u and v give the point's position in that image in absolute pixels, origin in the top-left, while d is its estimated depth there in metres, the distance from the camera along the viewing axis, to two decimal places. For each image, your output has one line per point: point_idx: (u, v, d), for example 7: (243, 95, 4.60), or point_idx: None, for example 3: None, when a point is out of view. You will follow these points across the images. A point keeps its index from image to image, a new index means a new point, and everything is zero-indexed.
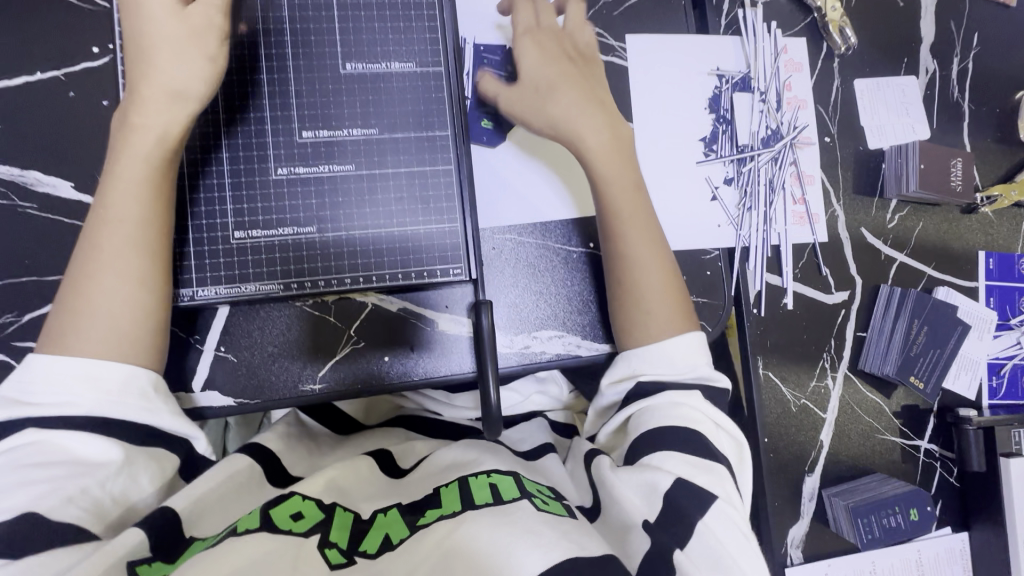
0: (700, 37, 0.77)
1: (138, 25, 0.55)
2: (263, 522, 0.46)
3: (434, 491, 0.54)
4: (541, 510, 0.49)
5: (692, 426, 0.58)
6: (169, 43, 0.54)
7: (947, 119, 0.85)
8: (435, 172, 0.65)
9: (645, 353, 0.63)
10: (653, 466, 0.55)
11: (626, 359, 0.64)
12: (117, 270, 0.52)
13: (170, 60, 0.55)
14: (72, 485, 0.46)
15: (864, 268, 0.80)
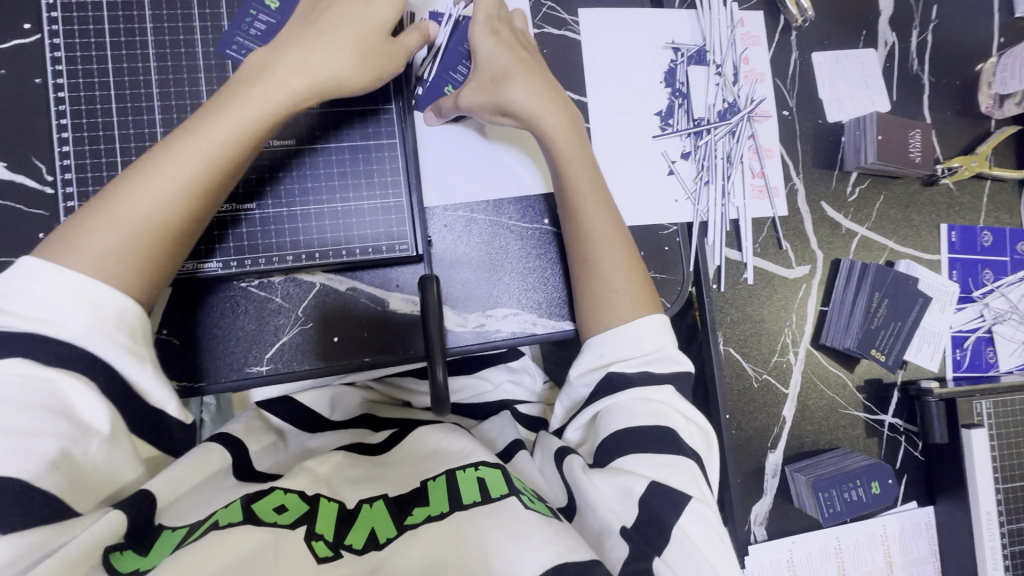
0: (655, 10, 0.76)
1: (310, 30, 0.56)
2: (246, 516, 0.46)
3: (422, 483, 0.54)
4: (530, 508, 0.49)
5: (664, 424, 0.56)
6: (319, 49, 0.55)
7: (907, 91, 0.85)
8: (379, 147, 0.65)
9: (608, 335, 0.62)
10: (627, 470, 0.53)
11: (593, 347, 0.62)
12: (169, 232, 0.51)
13: (318, 64, 0.55)
14: (55, 446, 0.43)
15: (825, 243, 0.80)
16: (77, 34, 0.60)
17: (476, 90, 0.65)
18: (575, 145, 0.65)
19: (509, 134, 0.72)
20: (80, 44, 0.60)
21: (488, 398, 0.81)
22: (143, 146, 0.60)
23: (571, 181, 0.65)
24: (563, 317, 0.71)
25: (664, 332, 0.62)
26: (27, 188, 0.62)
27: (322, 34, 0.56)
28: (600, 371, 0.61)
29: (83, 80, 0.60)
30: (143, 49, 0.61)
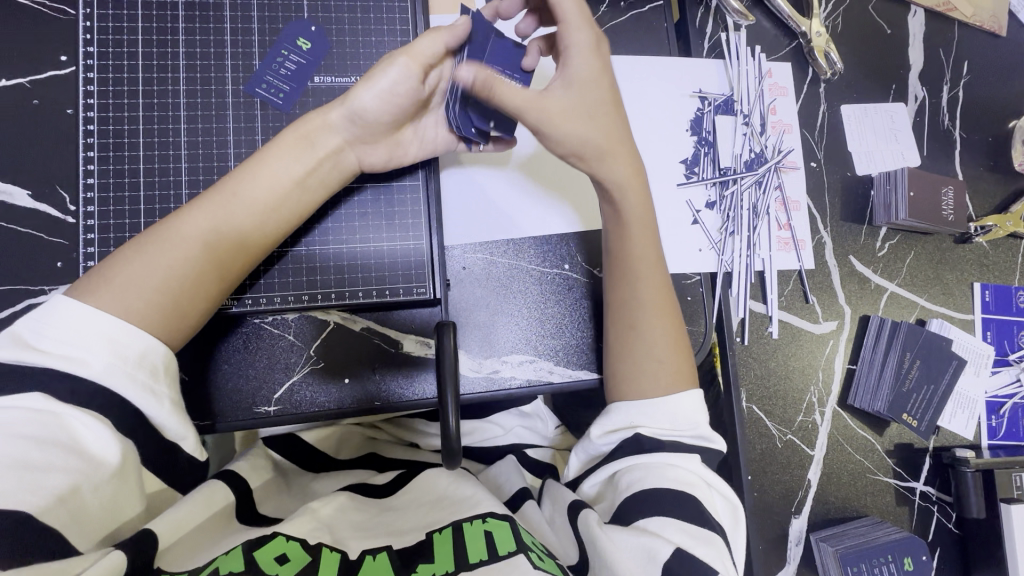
0: (682, 59, 0.76)
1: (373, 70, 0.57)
2: (247, 566, 0.43)
3: (427, 535, 0.50)
4: (538, 568, 0.45)
5: (684, 489, 0.53)
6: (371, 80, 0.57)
7: (938, 146, 0.83)
8: (402, 189, 0.66)
9: (641, 401, 0.59)
10: (651, 531, 0.49)
11: (623, 408, 0.60)
12: (189, 247, 0.52)
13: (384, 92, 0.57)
14: (65, 482, 0.41)
15: (853, 298, 0.77)
16: (110, 68, 0.60)
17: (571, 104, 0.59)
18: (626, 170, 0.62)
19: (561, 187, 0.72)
20: (113, 78, 0.60)
21: (498, 442, 0.77)
22: (168, 181, 0.60)
23: (624, 229, 0.64)
24: (582, 366, 0.69)
25: (701, 410, 0.60)
26: (49, 217, 0.62)
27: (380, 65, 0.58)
28: (626, 430, 0.59)
29: (112, 114, 0.60)
30: (173, 84, 0.61)
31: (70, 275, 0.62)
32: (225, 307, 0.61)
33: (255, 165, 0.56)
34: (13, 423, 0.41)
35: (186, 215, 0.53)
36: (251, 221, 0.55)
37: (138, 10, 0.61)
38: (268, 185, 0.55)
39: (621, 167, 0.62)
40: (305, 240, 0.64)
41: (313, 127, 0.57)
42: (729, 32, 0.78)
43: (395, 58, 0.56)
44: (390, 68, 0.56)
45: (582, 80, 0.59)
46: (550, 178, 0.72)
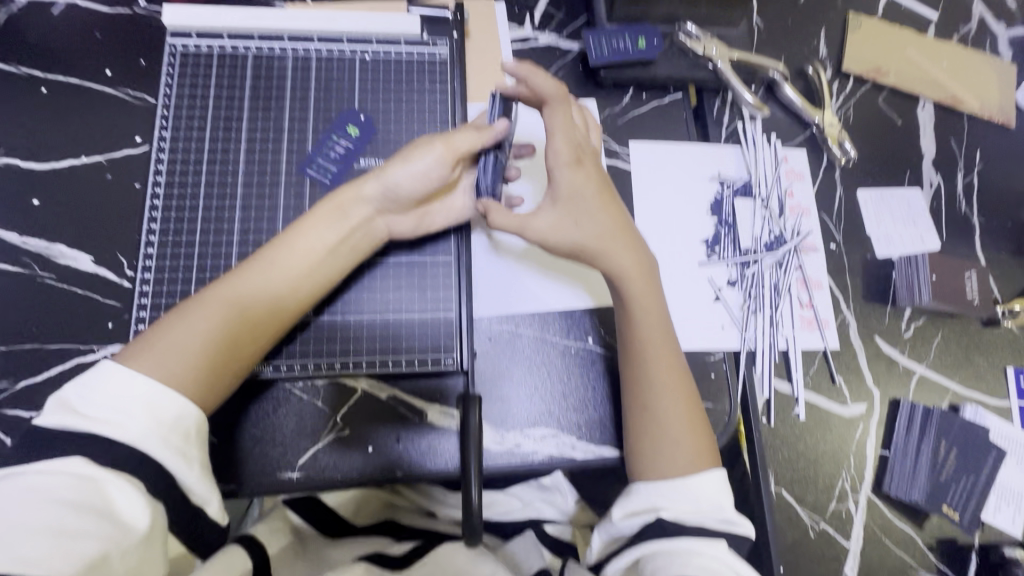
0: (701, 146, 0.81)
1: (406, 152, 0.64)
2: None
3: None
4: None
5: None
6: (405, 161, 0.63)
7: (957, 231, 0.84)
8: (434, 262, 0.70)
9: (661, 482, 0.59)
10: None
11: (643, 490, 0.59)
12: (228, 312, 0.55)
13: (417, 172, 0.63)
14: (95, 549, 0.42)
15: (881, 379, 0.76)
16: (179, 149, 0.67)
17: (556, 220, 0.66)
18: (628, 262, 0.65)
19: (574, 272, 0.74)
20: (180, 158, 0.67)
21: (517, 516, 0.77)
22: (220, 251, 0.64)
23: (633, 315, 0.65)
24: (605, 442, 0.68)
25: (726, 492, 0.59)
26: (106, 280, 0.67)
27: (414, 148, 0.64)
28: (648, 514, 0.57)
29: (176, 189, 0.66)
30: (233, 165, 0.67)
31: (119, 335, 0.66)
32: (259, 372, 0.64)
33: (291, 236, 0.60)
34: (54, 489, 0.43)
35: (226, 282, 0.57)
36: (286, 286, 0.59)
37: (209, 100, 0.69)
38: (303, 252, 0.59)
39: (622, 259, 0.65)
40: (336, 308, 0.67)
41: (346, 200, 0.62)
42: (745, 122, 0.83)
43: (432, 145, 0.64)
44: (425, 155, 0.63)
45: (566, 195, 0.66)
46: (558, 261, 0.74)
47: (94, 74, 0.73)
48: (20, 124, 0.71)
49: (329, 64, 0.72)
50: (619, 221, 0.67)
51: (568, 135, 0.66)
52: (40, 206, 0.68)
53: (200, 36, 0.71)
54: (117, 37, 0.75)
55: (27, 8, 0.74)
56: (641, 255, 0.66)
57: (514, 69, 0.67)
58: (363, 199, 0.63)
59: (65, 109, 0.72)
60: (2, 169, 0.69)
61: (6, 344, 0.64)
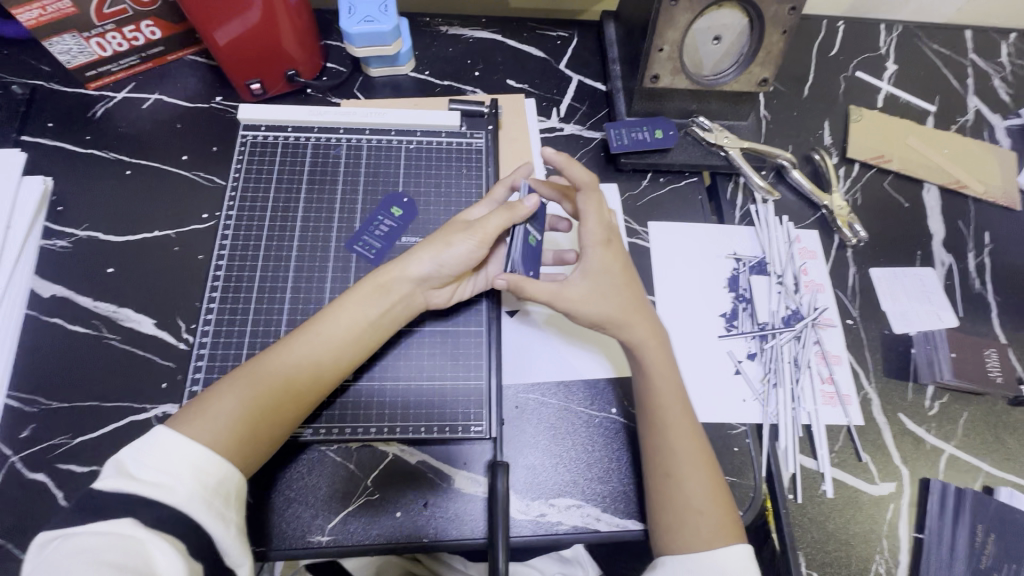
0: (716, 226, 0.86)
1: (446, 237, 0.68)
2: None
3: None
4: None
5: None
6: (445, 245, 0.67)
7: (973, 308, 0.86)
8: (466, 332, 0.74)
9: (685, 555, 0.59)
10: None
11: (668, 563, 0.60)
12: (275, 379, 0.60)
13: (456, 257, 0.67)
14: None
15: (909, 458, 0.76)
16: (242, 227, 0.75)
17: (588, 289, 0.69)
18: (646, 333, 0.69)
19: (583, 334, 0.78)
20: (242, 234, 0.74)
21: None
22: (271, 318, 0.70)
23: (651, 383, 0.67)
24: (629, 515, 0.68)
25: (751, 571, 0.59)
26: (165, 343, 0.73)
27: (455, 232, 0.68)
28: None
29: (236, 261, 0.73)
30: (289, 241, 0.74)
31: (172, 395, 0.70)
32: (297, 435, 0.67)
33: (337, 309, 0.65)
34: (103, 549, 0.45)
35: (275, 353, 0.61)
36: (331, 356, 0.63)
37: (271, 184, 0.77)
38: (346, 324, 0.64)
39: (640, 331, 0.69)
40: (373, 375, 0.71)
41: (388, 278, 0.66)
42: (758, 204, 0.89)
43: (469, 234, 0.67)
44: (467, 240, 0.67)
45: (595, 271, 0.70)
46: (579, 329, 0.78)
47: (172, 159, 0.83)
48: (106, 202, 0.80)
49: (378, 152, 0.81)
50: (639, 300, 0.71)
51: (601, 217, 0.71)
52: (114, 274, 0.76)
53: (267, 129, 0.81)
54: (196, 128, 0.85)
55: (123, 105, 0.86)
56: (653, 326, 0.70)
57: (552, 156, 0.70)
58: (398, 279, 0.66)
59: (145, 189, 0.81)
60: (85, 241, 0.77)
61: (69, 401, 0.69)
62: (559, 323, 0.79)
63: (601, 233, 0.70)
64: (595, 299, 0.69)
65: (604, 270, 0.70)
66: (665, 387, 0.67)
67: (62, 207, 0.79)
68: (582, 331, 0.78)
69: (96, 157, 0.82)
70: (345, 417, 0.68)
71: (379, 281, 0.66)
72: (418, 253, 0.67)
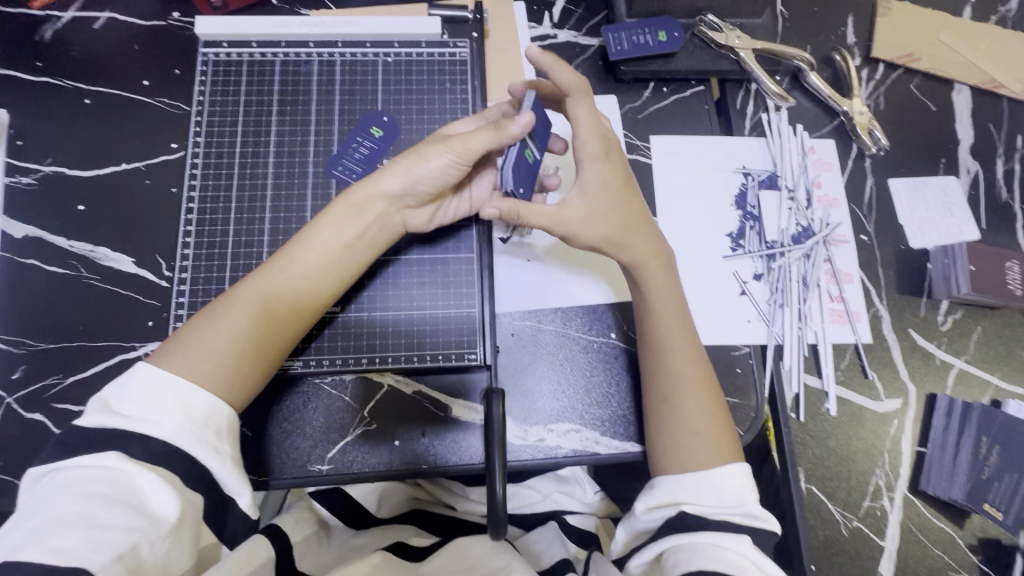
0: (725, 138, 0.80)
1: (419, 152, 0.62)
2: None
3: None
4: None
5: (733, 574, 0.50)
6: (421, 160, 0.62)
7: (997, 219, 0.81)
8: (457, 259, 0.71)
9: (681, 474, 0.58)
10: None
11: (664, 483, 0.59)
12: (254, 311, 0.57)
13: (434, 169, 0.62)
14: (126, 541, 0.43)
15: (917, 375, 0.74)
16: (213, 155, 0.70)
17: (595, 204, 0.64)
18: (645, 251, 0.65)
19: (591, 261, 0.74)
20: (213, 163, 0.69)
21: (536, 509, 0.77)
22: (251, 251, 0.67)
23: (649, 306, 0.65)
24: (627, 437, 0.68)
25: (749, 485, 0.58)
26: (146, 280, 0.70)
27: (432, 146, 0.62)
28: (669, 507, 0.57)
29: (209, 192, 0.68)
30: (263, 168, 0.70)
31: (159, 333, 0.69)
32: (288, 368, 0.66)
33: (311, 233, 0.61)
34: (87, 481, 0.45)
35: (252, 282, 0.59)
36: (310, 284, 0.60)
37: (240, 106, 0.71)
38: (322, 250, 0.60)
39: (637, 249, 0.65)
40: (357, 301, 0.68)
41: (362, 197, 0.62)
42: (770, 112, 0.81)
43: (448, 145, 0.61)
44: (443, 153, 0.61)
45: (595, 187, 0.65)
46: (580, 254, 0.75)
47: (132, 84, 0.77)
48: (67, 134, 0.75)
49: (353, 67, 0.74)
50: (641, 216, 0.67)
51: (595, 126, 0.65)
52: (85, 211, 0.72)
53: (230, 45, 0.74)
54: (153, 49, 0.78)
55: (71, 24, 0.78)
56: (657, 245, 0.66)
57: (538, 58, 0.62)
58: (369, 199, 0.62)
59: (106, 119, 0.75)
60: (50, 177, 0.73)
61: (55, 343, 0.68)
62: (561, 250, 0.75)
63: (598, 142, 0.65)
64: (600, 219, 0.64)
65: (608, 184, 0.65)
66: (670, 309, 0.65)
67: (21, 141, 0.74)
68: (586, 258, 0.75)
69: (49, 84, 0.76)
70: (335, 348, 0.67)
71: (351, 204, 0.62)
72: (391, 172, 0.62)
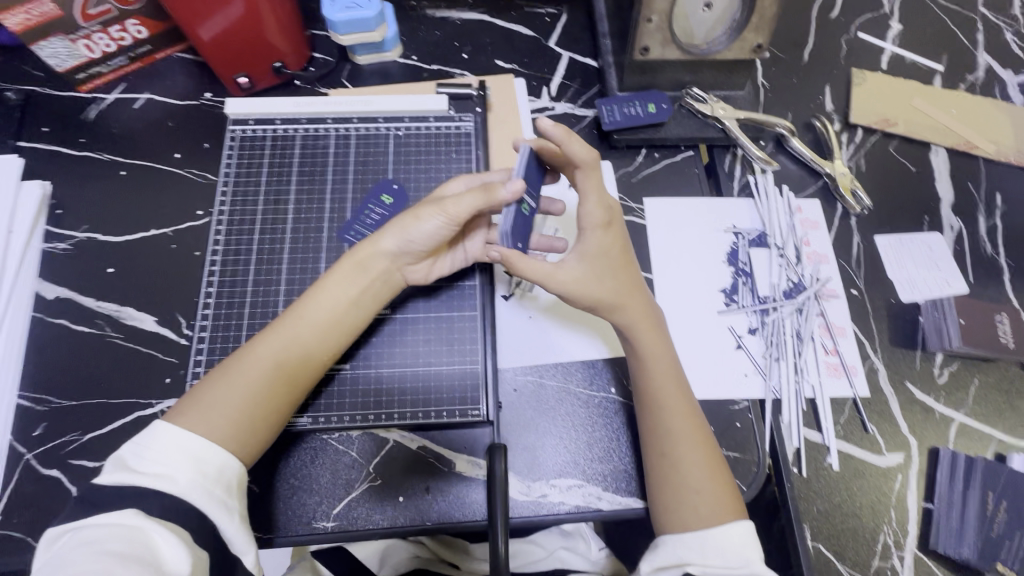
0: (714, 199, 0.85)
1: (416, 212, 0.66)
2: None
3: None
4: None
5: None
6: (415, 218, 0.66)
7: (985, 273, 0.84)
8: (462, 317, 0.74)
9: (685, 533, 0.59)
10: None
11: (668, 543, 0.59)
12: (270, 365, 0.60)
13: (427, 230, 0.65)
14: None
15: (917, 427, 0.74)
16: (236, 221, 0.75)
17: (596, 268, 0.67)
18: (638, 314, 0.68)
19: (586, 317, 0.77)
20: (236, 229, 0.75)
21: (540, 566, 0.77)
22: (267, 311, 0.71)
23: (645, 366, 0.67)
24: (630, 493, 0.68)
25: (751, 544, 0.59)
26: (167, 339, 0.74)
27: (428, 205, 0.66)
28: (674, 569, 0.58)
29: (230, 256, 0.73)
30: (282, 233, 0.75)
31: (175, 390, 0.72)
32: (297, 424, 0.68)
33: (319, 290, 0.65)
34: (106, 541, 0.46)
35: (266, 340, 0.62)
36: (316, 339, 0.63)
37: (263, 177, 0.78)
38: (328, 306, 0.64)
39: (633, 311, 0.68)
40: (362, 353, 0.71)
41: (365, 256, 0.66)
42: (757, 175, 0.86)
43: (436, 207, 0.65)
44: (434, 216, 0.65)
45: (592, 253, 0.68)
46: (580, 317, 0.77)
47: (165, 157, 0.84)
48: (103, 203, 0.81)
49: (367, 140, 0.81)
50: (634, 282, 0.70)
51: (601, 196, 0.68)
52: (114, 274, 0.77)
53: (256, 122, 0.81)
54: (187, 126, 0.86)
55: (114, 105, 0.86)
56: (649, 310, 0.69)
57: (549, 129, 0.64)
58: (370, 256, 0.66)
59: (140, 189, 0.82)
60: (85, 242, 0.78)
61: (76, 400, 0.71)
62: (555, 307, 0.78)
63: (594, 212, 0.68)
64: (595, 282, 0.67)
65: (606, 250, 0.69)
66: (662, 371, 0.67)
67: (60, 210, 0.80)
68: (575, 313, 0.77)
69: (91, 159, 0.83)
70: (342, 403, 0.69)
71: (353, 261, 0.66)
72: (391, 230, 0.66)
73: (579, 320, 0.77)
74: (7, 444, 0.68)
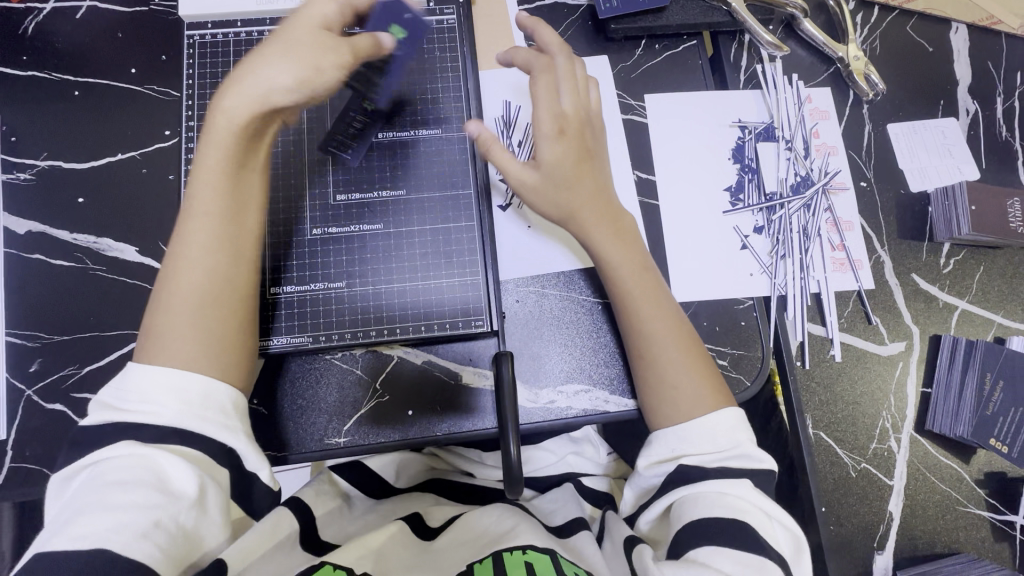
0: (719, 92, 0.79)
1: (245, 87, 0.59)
2: None
3: (470, 564, 0.55)
4: None
5: (740, 518, 0.52)
6: (270, 87, 0.59)
7: (997, 159, 0.81)
8: (458, 229, 0.70)
9: (677, 427, 0.59)
10: (702, 563, 0.49)
11: (663, 438, 0.60)
12: (205, 271, 0.56)
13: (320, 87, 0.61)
14: (148, 518, 0.45)
15: (920, 317, 0.74)
16: None
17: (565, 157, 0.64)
18: (588, 202, 0.65)
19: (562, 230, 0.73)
20: None
21: (551, 471, 0.79)
22: None
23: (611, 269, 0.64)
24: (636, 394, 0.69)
25: (742, 426, 0.59)
26: (153, 268, 0.71)
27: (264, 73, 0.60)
28: (670, 462, 0.58)
29: None
30: None
31: None
32: (298, 345, 0.67)
33: (206, 179, 0.59)
34: (105, 471, 0.47)
35: (187, 259, 0.57)
36: (229, 230, 0.59)
37: None
38: (213, 187, 0.59)
39: (593, 208, 0.65)
40: (293, 250, 0.68)
41: (236, 129, 0.59)
42: (765, 64, 0.80)
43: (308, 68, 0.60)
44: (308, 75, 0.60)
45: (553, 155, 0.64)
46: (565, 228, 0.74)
47: (120, 73, 0.76)
48: (60, 128, 0.74)
49: None
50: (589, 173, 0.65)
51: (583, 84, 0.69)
52: (85, 203, 0.72)
53: (215, 26, 0.73)
54: (139, 37, 0.77)
55: (52, 15, 0.77)
56: (602, 193, 0.66)
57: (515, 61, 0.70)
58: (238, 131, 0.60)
59: (97, 109, 0.75)
60: (47, 170, 0.73)
61: (68, 334, 0.69)
62: None
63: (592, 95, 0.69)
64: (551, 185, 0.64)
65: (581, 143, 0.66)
66: (631, 269, 0.64)
67: (14, 137, 0.74)
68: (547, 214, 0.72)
69: (37, 78, 0.75)
70: (339, 323, 0.67)
71: (228, 139, 0.59)
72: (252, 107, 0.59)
73: (562, 234, 0.74)
74: (5, 382, 0.67)
